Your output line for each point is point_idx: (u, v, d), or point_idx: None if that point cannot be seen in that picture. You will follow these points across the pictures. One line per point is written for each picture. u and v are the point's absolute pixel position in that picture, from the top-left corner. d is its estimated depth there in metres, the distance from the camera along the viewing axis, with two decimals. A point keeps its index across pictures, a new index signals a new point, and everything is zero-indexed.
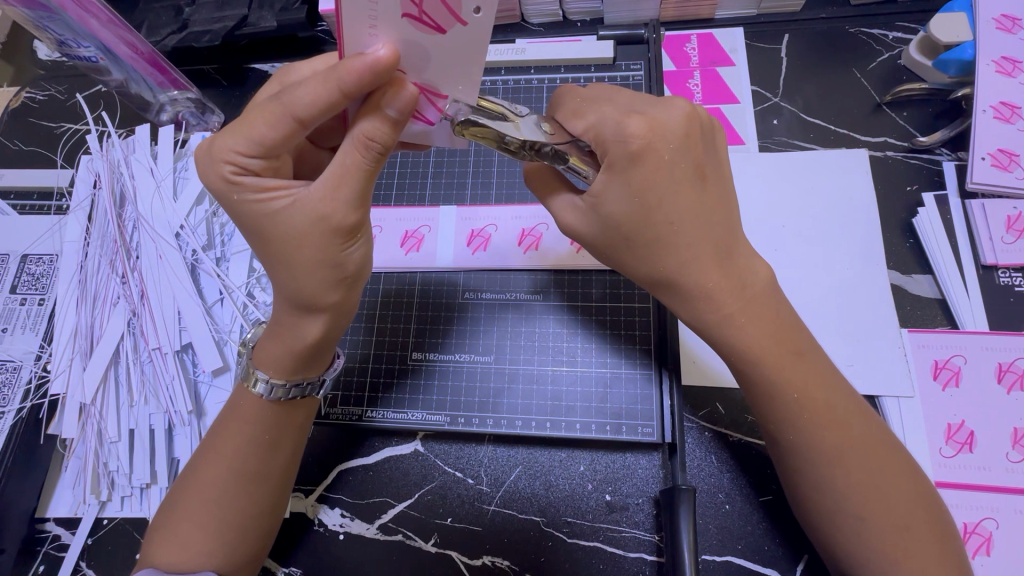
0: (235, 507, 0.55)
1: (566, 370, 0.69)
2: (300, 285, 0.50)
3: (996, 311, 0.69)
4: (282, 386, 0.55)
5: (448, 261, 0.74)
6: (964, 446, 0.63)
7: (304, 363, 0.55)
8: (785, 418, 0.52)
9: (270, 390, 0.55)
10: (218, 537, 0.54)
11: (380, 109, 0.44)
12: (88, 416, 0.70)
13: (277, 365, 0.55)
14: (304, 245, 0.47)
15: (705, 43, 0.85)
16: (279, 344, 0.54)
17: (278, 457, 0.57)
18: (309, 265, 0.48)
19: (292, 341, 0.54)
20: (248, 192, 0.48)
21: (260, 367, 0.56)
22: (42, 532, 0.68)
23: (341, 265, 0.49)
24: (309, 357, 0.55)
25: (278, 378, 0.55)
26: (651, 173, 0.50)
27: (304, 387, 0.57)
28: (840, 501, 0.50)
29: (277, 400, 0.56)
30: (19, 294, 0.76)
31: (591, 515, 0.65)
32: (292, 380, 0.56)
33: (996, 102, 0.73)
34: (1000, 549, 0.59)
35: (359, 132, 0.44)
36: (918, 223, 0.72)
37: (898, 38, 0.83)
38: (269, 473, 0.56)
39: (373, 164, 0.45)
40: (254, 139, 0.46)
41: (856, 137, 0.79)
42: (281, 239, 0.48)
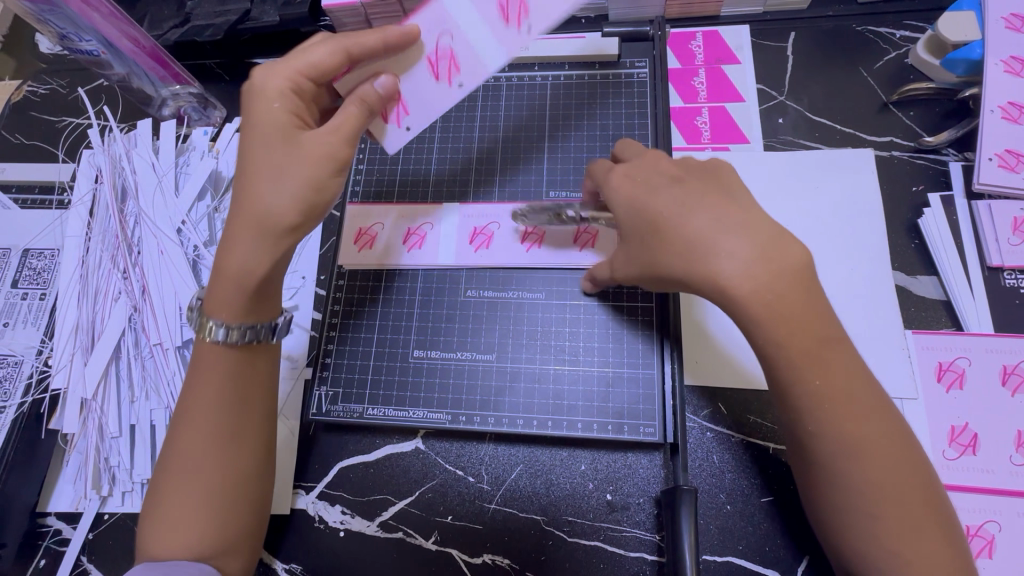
0: (214, 477, 0.54)
1: (568, 368, 0.69)
2: (273, 190, 0.53)
3: (1002, 313, 0.68)
4: (238, 328, 0.55)
5: (450, 259, 0.74)
6: (967, 448, 0.63)
7: (256, 301, 0.56)
8: (806, 409, 0.50)
9: (226, 333, 0.55)
10: (203, 515, 0.53)
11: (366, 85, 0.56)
12: (90, 411, 0.70)
13: (229, 306, 0.55)
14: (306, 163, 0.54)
15: (711, 40, 0.85)
16: (229, 280, 0.55)
17: (248, 418, 0.57)
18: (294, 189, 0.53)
19: (245, 275, 0.54)
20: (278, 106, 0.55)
21: (214, 313, 0.55)
22: (44, 526, 0.68)
23: (316, 189, 0.54)
24: (257, 292, 0.55)
25: (233, 321, 0.55)
26: (636, 187, 0.57)
27: (259, 330, 0.57)
28: (852, 497, 0.48)
29: (232, 344, 0.56)
30: (21, 289, 0.76)
31: (591, 514, 0.65)
32: (244, 323, 0.56)
33: (1004, 102, 0.72)
34: (1003, 552, 0.59)
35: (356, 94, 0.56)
36: (924, 224, 0.72)
37: (906, 37, 0.82)
38: (244, 436, 0.56)
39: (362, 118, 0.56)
40: (309, 62, 0.56)
41: (862, 136, 0.78)
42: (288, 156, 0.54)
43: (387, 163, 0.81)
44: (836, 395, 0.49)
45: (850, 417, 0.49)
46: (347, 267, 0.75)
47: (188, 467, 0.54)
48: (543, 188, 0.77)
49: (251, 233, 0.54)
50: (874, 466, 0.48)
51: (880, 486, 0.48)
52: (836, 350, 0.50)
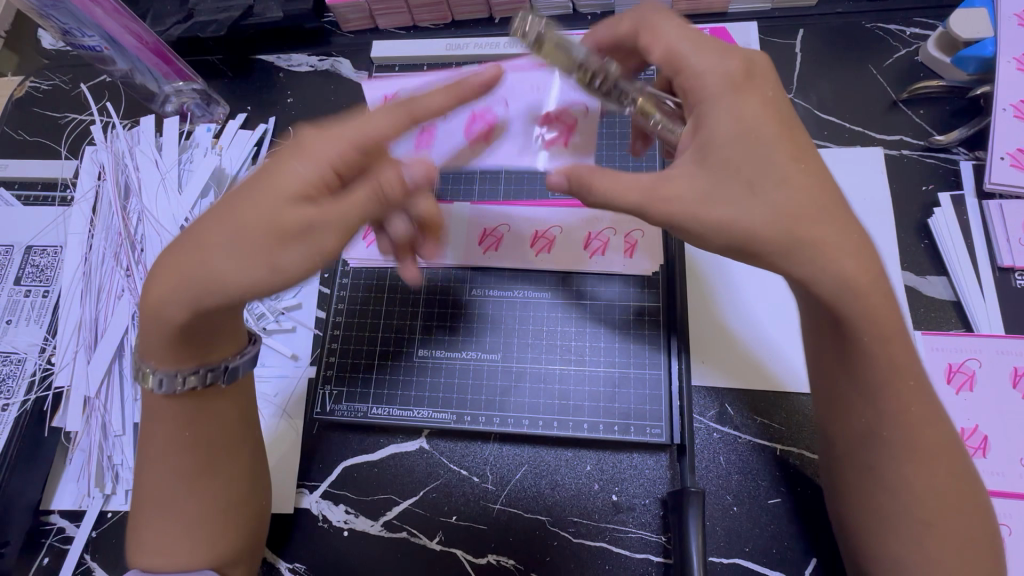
0: (196, 504, 0.54)
1: (574, 368, 0.69)
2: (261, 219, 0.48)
3: (1013, 314, 0.67)
4: (175, 376, 0.51)
5: (457, 258, 0.73)
6: (977, 451, 0.62)
7: (190, 348, 0.51)
8: (872, 411, 0.47)
9: (161, 383, 0.51)
10: (192, 534, 0.53)
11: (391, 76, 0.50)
12: (93, 409, 0.70)
13: (165, 357, 0.51)
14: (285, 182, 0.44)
15: (718, 37, 0.84)
16: (157, 329, 0.48)
17: (227, 442, 0.56)
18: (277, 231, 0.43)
19: (160, 325, 0.47)
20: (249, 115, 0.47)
21: (155, 362, 0.52)
22: (47, 524, 0.68)
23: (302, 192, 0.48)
24: (187, 341, 0.50)
25: (165, 370, 0.51)
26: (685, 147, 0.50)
27: (203, 375, 0.53)
28: (903, 502, 0.46)
29: (172, 394, 0.52)
30: (24, 286, 0.76)
31: (597, 515, 0.64)
32: (185, 369, 0.52)
33: (1016, 100, 0.71)
34: (1012, 554, 0.59)
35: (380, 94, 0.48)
36: (934, 224, 0.71)
37: (916, 34, 0.81)
38: (221, 465, 0.55)
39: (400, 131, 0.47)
40: None
41: (872, 135, 0.77)
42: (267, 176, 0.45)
43: None
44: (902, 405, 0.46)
45: (909, 426, 0.46)
46: (351, 265, 0.75)
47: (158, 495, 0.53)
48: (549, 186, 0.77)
49: (174, 279, 0.44)
50: (922, 478, 0.46)
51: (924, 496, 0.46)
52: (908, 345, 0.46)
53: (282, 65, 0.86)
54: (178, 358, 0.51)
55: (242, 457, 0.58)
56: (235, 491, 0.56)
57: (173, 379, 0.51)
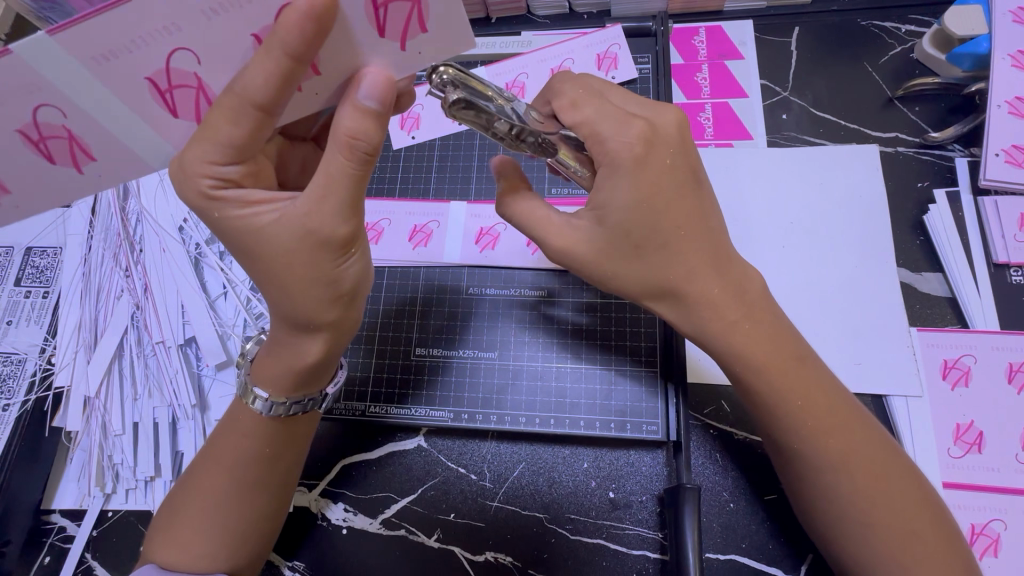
0: (234, 513, 0.55)
1: (570, 366, 0.69)
2: (297, 305, 0.49)
3: (1008, 310, 0.68)
4: (283, 404, 0.55)
5: (455, 258, 0.74)
6: (972, 446, 0.63)
7: (308, 382, 0.55)
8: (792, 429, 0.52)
9: (270, 407, 0.55)
10: (215, 540, 0.54)
11: (356, 100, 0.43)
12: (93, 409, 0.70)
13: (276, 383, 0.54)
14: (296, 265, 0.47)
15: (714, 35, 0.84)
16: (279, 363, 0.54)
17: (280, 467, 0.57)
18: (310, 303, 0.49)
19: (293, 359, 0.53)
20: (230, 207, 0.46)
21: (259, 384, 0.55)
22: (48, 523, 0.68)
23: (336, 282, 0.49)
24: (308, 377, 0.54)
25: (279, 397, 0.55)
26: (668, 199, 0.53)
27: (305, 404, 0.56)
28: (845, 505, 0.50)
29: (276, 417, 0.56)
30: (24, 287, 0.76)
31: (594, 512, 0.64)
32: (292, 398, 0.55)
33: (1011, 97, 0.71)
34: (1008, 550, 0.59)
35: (343, 133, 0.43)
36: (930, 221, 0.71)
37: (911, 32, 0.81)
38: (271, 481, 0.57)
39: (361, 167, 0.45)
40: (221, 144, 0.44)
41: (867, 132, 0.78)
42: (268, 265, 0.47)
43: (390, 161, 0.81)
44: (813, 414, 0.51)
45: (826, 431, 0.51)
46: None
47: (206, 497, 0.54)
48: (544, 186, 0.77)
49: (290, 334, 0.52)
50: (858, 472, 0.50)
51: (864, 485, 0.50)
52: (806, 366, 0.53)
53: None
54: (299, 387, 0.55)
55: (290, 479, 0.59)
56: (268, 511, 0.57)
57: (296, 403, 0.56)
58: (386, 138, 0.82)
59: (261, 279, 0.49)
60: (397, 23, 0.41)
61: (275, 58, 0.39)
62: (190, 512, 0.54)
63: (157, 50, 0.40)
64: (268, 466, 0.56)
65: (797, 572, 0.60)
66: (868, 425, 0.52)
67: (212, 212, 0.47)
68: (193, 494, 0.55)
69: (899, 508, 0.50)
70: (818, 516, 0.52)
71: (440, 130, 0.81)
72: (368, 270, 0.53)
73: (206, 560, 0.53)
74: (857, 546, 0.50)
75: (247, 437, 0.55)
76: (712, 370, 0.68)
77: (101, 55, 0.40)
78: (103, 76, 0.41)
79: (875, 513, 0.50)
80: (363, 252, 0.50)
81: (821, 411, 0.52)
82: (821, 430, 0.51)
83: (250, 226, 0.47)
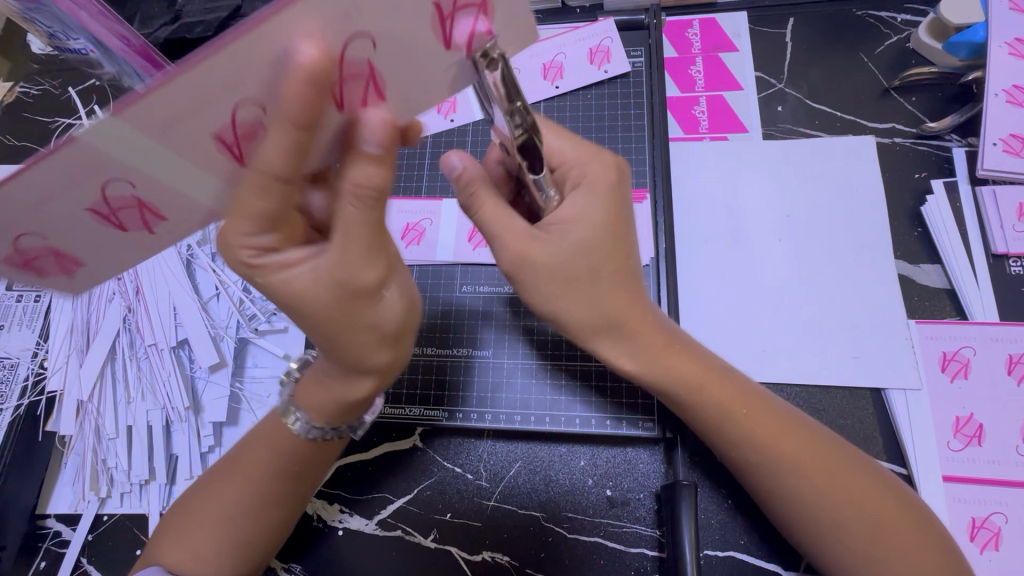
0: (248, 526, 0.55)
1: (565, 365, 0.69)
2: (349, 356, 0.47)
3: (1007, 301, 0.67)
4: (319, 428, 0.54)
5: (448, 255, 0.73)
6: (972, 439, 0.62)
7: (349, 412, 0.53)
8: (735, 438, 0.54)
9: (306, 429, 0.54)
10: (226, 551, 0.54)
11: (359, 150, 0.40)
12: (86, 413, 0.70)
13: (321, 409, 0.52)
14: (341, 322, 0.44)
15: (708, 28, 0.83)
16: (325, 394, 0.52)
17: (300, 487, 0.57)
18: (359, 354, 0.47)
19: (340, 395, 0.51)
20: (270, 273, 0.43)
21: (299, 405, 0.54)
22: (43, 528, 0.68)
23: (380, 327, 0.46)
24: (350, 407, 0.52)
25: (317, 421, 0.53)
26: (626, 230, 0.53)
27: (340, 430, 0.55)
28: (806, 511, 0.51)
29: (311, 439, 0.55)
30: (16, 291, 0.76)
31: (591, 511, 0.64)
32: (330, 424, 0.54)
33: (1009, 85, 0.70)
34: (1009, 544, 0.58)
35: (352, 182, 0.40)
36: (927, 212, 0.71)
37: (908, 21, 0.80)
38: (284, 500, 0.56)
39: (363, 211, 0.41)
40: (257, 216, 0.40)
41: (863, 123, 0.77)
42: (317, 329, 0.45)
43: None
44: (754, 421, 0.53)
45: (775, 435, 0.53)
46: None
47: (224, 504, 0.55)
48: None
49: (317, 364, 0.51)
50: (814, 472, 0.51)
51: (824, 491, 0.50)
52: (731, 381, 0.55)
53: None
54: (334, 417, 0.53)
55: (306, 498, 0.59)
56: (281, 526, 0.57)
57: (325, 430, 0.54)
58: None
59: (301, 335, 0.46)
60: (463, 32, 0.38)
61: (283, 129, 0.37)
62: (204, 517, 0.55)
63: (220, 109, 0.36)
64: (289, 480, 0.56)
65: (797, 569, 0.60)
66: (810, 427, 0.54)
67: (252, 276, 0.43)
68: (211, 499, 0.55)
69: (866, 506, 0.50)
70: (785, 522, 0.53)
71: (430, 128, 0.81)
72: (415, 309, 0.49)
73: (215, 566, 0.53)
74: (831, 547, 0.50)
75: (271, 449, 0.55)
76: None
77: (161, 124, 0.35)
78: (167, 143, 0.36)
79: (841, 510, 0.50)
80: (403, 289, 0.47)
81: (765, 417, 0.53)
82: (769, 437, 0.52)
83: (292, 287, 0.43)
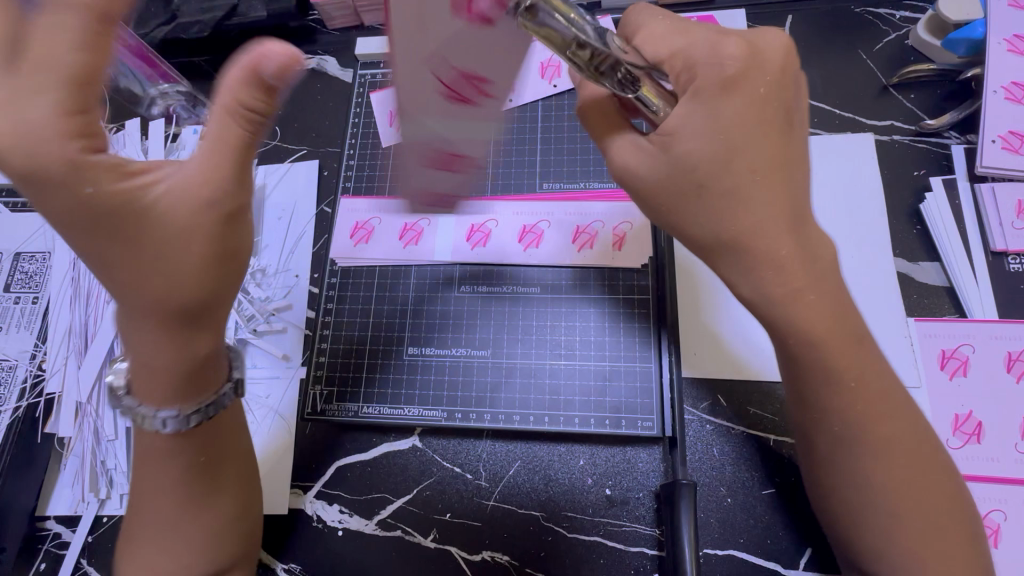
0: (191, 529, 0.54)
1: (564, 364, 0.68)
2: (178, 287, 0.44)
3: (1007, 298, 0.67)
4: (180, 417, 0.50)
5: (445, 255, 0.73)
6: (972, 437, 0.62)
7: (197, 381, 0.50)
8: (831, 418, 0.50)
9: (166, 423, 0.50)
10: (179, 559, 0.53)
11: (251, 66, 0.41)
12: (85, 414, 0.70)
13: (160, 390, 0.49)
14: (198, 237, 0.44)
15: (706, 25, 0.83)
16: (159, 374, 0.48)
17: (221, 473, 0.56)
18: (185, 283, 0.44)
19: (188, 359, 0.48)
20: (105, 179, 0.40)
21: (146, 401, 0.50)
22: (43, 530, 0.67)
23: (234, 252, 0.46)
24: (194, 377, 0.50)
25: (172, 410, 0.50)
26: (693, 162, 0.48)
27: (206, 410, 0.52)
28: (875, 499, 0.49)
29: (179, 432, 0.51)
30: (13, 293, 0.76)
31: (591, 510, 0.64)
32: (188, 408, 0.51)
33: (1007, 83, 0.70)
34: (1008, 541, 0.58)
35: (229, 100, 0.42)
36: (926, 209, 0.70)
37: (906, 18, 0.80)
38: (215, 488, 0.55)
39: (252, 132, 0.44)
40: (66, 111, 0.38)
41: (862, 120, 0.76)
42: (163, 247, 0.43)
43: (380, 159, 0.80)
44: (864, 397, 0.49)
45: (877, 417, 0.49)
46: (339, 263, 0.75)
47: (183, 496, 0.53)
48: (537, 182, 0.77)
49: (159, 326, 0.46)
50: (896, 464, 0.48)
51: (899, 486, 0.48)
52: (866, 349, 0.49)
53: None
54: (186, 397, 0.50)
55: (244, 485, 0.58)
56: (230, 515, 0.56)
57: (188, 416, 0.51)
58: (375, 136, 0.81)
59: (119, 265, 0.43)
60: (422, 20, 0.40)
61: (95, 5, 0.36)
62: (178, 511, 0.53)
63: None
64: (201, 473, 0.54)
65: (797, 567, 0.60)
66: (912, 416, 0.50)
67: (83, 186, 0.39)
68: (177, 492, 0.54)
69: (933, 502, 0.49)
70: (842, 509, 0.51)
71: None
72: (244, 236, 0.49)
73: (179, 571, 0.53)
74: (878, 539, 0.49)
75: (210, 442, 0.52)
76: (715, 361, 0.68)
77: None
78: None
79: (904, 506, 0.49)
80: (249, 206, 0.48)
81: (876, 402, 0.49)
82: (874, 421, 0.49)
83: (133, 209, 0.42)
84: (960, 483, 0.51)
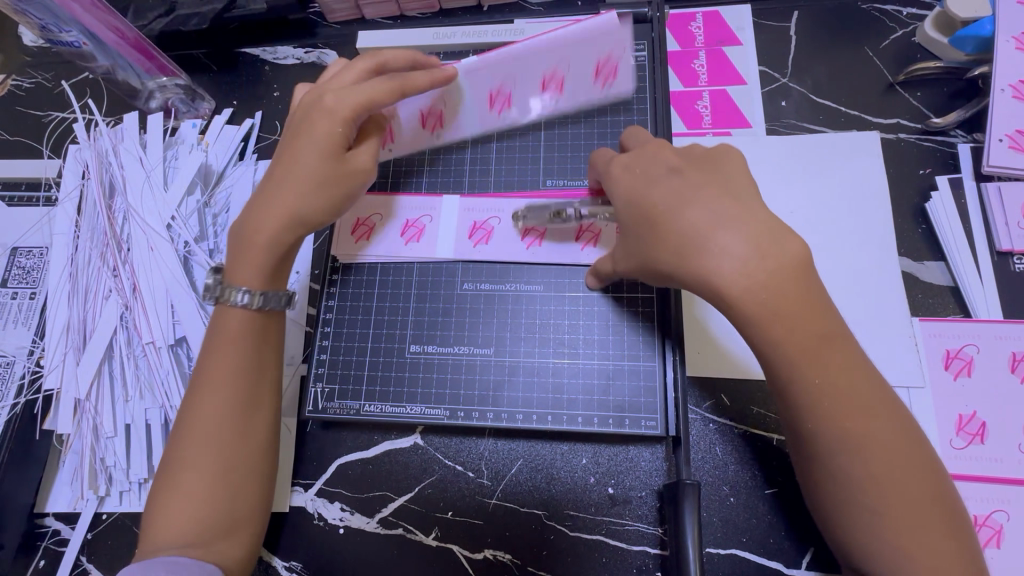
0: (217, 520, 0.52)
1: (567, 362, 0.68)
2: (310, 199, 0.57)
3: (1013, 298, 0.66)
4: (258, 293, 0.56)
5: (447, 252, 0.72)
6: (975, 437, 0.62)
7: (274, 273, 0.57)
8: (802, 400, 0.46)
9: (245, 298, 0.56)
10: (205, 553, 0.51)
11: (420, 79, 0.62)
12: (84, 412, 0.69)
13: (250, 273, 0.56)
14: (339, 171, 0.58)
15: (711, 21, 0.82)
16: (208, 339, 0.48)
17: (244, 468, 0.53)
18: (330, 195, 0.58)
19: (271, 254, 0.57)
20: None
21: (235, 279, 0.56)
22: (42, 527, 0.67)
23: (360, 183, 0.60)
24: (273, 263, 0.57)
25: (253, 285, 0.56)
26: None
27: (279, 296, 0.58)
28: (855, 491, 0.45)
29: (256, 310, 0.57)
30: (10, 288, 0.75)
31: (593, 509, 0.64)
32: (265, 288, 0.57)
33: (1015, 80, 0.70)
34: (1011, 541, 0.58)
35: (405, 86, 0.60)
36: (932, 209, 0.70)
37: (913, 15, 0.80)
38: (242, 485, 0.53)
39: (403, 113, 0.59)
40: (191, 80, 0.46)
41: (868, 118, 0.76)
42: (320, 168, 0.57)
43: None
44: (835, 388, 0.46)
45: (848, 404, 0.46)
46: (341, 261, 0.74)
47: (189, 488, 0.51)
48: (539, 177, 0.76)
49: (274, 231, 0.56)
50: (870, 451, 0.45)
51: (875, 472, 0.45)
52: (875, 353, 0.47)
53: (268, 58, 0.86)
54: (274, 275, 0.58)
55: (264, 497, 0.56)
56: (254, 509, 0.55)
57: (270, 298, 0.57)
58: None
59: (303, 166, 0.56)
60: None
61: None
62: (184, 511, 0.50)
63: None
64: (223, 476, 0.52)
65: (800, 566, 0.60)
66: (891, 409, 0.46)
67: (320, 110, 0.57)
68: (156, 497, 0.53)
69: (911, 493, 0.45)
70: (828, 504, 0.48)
71: None
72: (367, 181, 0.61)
73: None
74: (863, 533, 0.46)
75: None
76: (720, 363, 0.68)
77: None
78: None
79: (888, 501, 0.45)
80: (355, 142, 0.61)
81: (844, 384, 0.46)
82: (842, 405, 0.46)
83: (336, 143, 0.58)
84: (943, 475, 0.47)
